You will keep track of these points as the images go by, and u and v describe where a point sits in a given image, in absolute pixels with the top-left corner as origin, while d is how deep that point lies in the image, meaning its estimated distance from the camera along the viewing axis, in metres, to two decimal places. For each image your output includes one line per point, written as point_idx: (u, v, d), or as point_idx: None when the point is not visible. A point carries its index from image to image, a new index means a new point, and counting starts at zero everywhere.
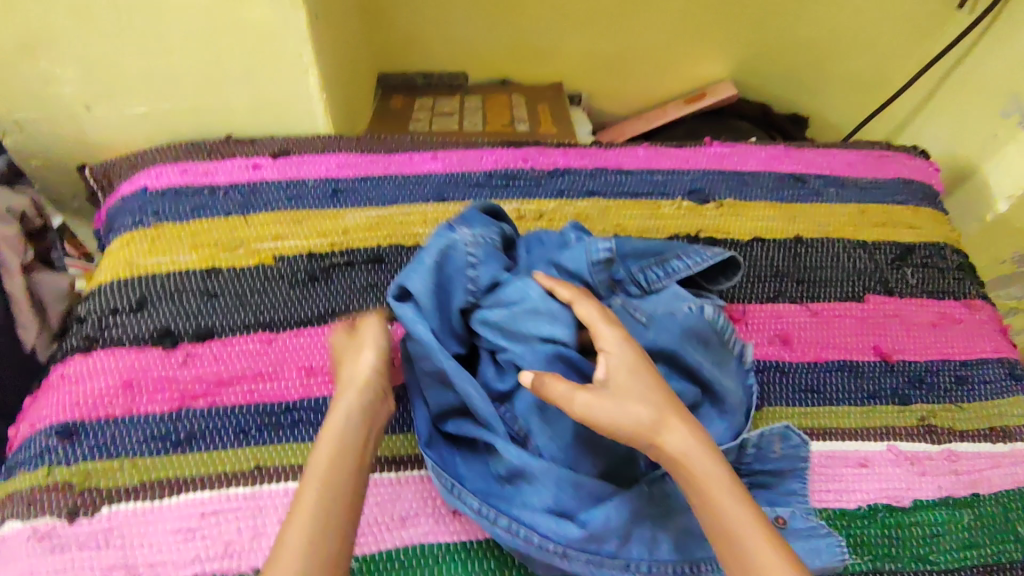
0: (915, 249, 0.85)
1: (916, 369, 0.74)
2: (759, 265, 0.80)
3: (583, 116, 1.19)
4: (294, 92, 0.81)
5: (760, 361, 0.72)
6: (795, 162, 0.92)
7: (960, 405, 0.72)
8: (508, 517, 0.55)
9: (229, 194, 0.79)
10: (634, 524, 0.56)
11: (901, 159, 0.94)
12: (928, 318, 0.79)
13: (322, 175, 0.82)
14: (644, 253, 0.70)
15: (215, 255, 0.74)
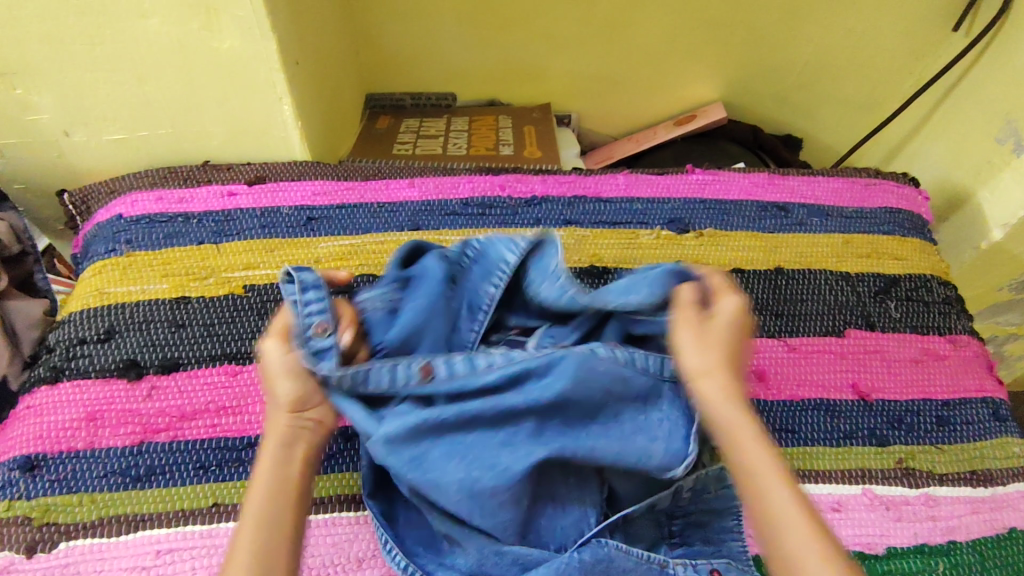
0: (900, 281, 0.83)
1: (896, 408, 0.72)
2: None
3: (571, 138, 1.18)
4: (270, 120, 0.81)
5: None
6: (779, 191, 0.90)
7: (940, 447, 0.70)
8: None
9: (202, 222, 0.79)
10: None
11: (889, 187, 0.92)
12: (910, 355, 0.77)
13: (297, 202, 0.81)
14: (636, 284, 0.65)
15: (186, 284, 0.74)
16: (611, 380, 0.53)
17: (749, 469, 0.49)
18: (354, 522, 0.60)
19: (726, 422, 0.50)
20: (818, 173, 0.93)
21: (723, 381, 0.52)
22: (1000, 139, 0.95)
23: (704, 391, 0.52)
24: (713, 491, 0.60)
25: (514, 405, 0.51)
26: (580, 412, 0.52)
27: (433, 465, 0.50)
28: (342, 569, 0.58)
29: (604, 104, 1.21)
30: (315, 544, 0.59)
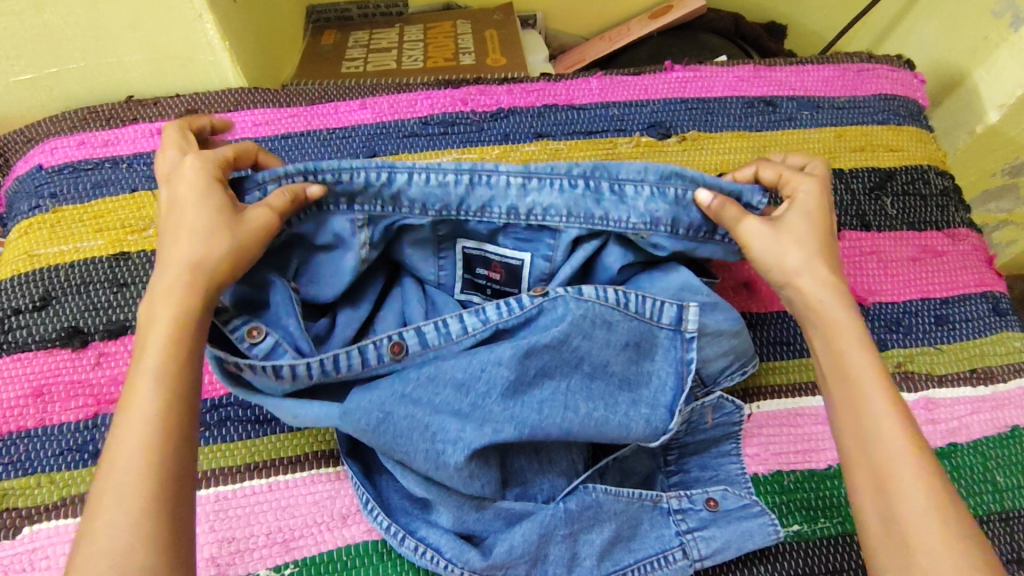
0: (896, 174, 0.78)
1: (893, 311, 0.69)
2: None
3: (538, 40, 1.08)
4: (194, 46, 0.71)
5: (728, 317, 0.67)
6: (766, 84, 0.82)
7: (938, 347, 0.68)
8: (414, 538, 0.51)
9: (133, 167, 0.71)
10: (546, 545, 0.50)
11: (882, 72, 0.85)
12: (907, 254, 0.73)
13: (237, 137, 0.74)
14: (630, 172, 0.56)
15: (122, 238, 0.67)
16: (594, 331, 0.51)
17: (843, 364, 0.50)
18: (335, 478, 0.57)
19: (834, 320, 0.51)
20: (807, 61, 0.85)
21: (817, 275, 0.52)
22: (997, 14, 0.89)
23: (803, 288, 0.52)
24: (709, 420, 0.58)
25: (484, 363, 0.49)
26: (558, 368, 0.51)
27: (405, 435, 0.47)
28: (326, 527, 0.55)
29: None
30: (294, 505, 0.55)
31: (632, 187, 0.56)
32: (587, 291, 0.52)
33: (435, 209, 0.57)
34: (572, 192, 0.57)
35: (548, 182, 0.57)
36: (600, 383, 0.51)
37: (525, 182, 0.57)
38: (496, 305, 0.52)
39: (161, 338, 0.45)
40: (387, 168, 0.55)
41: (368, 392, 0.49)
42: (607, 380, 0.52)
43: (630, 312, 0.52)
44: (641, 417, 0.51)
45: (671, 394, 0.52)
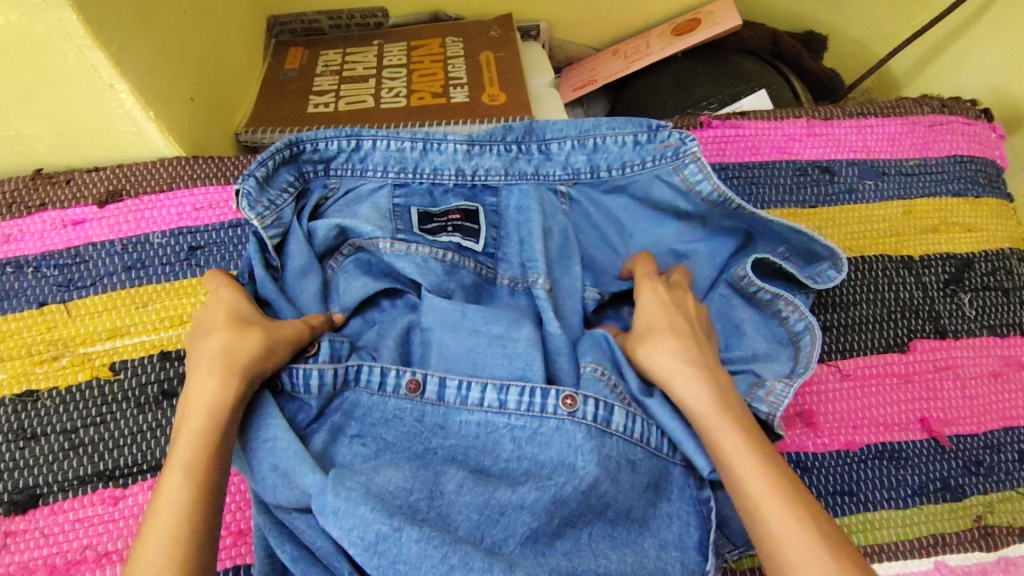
0: (974, 262, 0.65)
1: (972, 446, 0.58)
2: None
3: (542, 59, 0.91)
4: (109, 115, 0.55)
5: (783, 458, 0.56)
6: (820, 144, 0.69)
7: (1020, 492, 0.57)
8: None
9: (43, 270, 0.57)
10: None
11: (956, 126, 0.71)
12: (988, 367, 0.61)
13: (171, 226, 0.59)
14: (566, 129, 0.58)
15: (29, 371, 0.54)
16: (620, 474, 0.46)
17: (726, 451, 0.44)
18: None
19: (701, 414, 0.46)
20: (869, 112, 0.71)
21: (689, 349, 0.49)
22: None
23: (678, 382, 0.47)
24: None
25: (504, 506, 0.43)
26: (583, 516, 0.44)
27: (411, 562, 0.40)
28: None
29: (580, 6, 0.92)
30: None
31: (557, 144, 0.58)
32: (615, 422, 0.47)
33: (393, 172, 0.57)
34: (511, 154, 0.58)
35: (489, 147, 0.58)
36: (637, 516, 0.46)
37: (469, 148, 0.58)
38: (520, 393, 0.47)
39: (212, 382, 0.43)
40: (356, 134, 0.56)
41: (368, 495, 0.42)
42: (627, 524, 0.45)
43: (650, 448, 0.48)
44: (674, 560, 0.45)
45: (696, 534, 0.47)
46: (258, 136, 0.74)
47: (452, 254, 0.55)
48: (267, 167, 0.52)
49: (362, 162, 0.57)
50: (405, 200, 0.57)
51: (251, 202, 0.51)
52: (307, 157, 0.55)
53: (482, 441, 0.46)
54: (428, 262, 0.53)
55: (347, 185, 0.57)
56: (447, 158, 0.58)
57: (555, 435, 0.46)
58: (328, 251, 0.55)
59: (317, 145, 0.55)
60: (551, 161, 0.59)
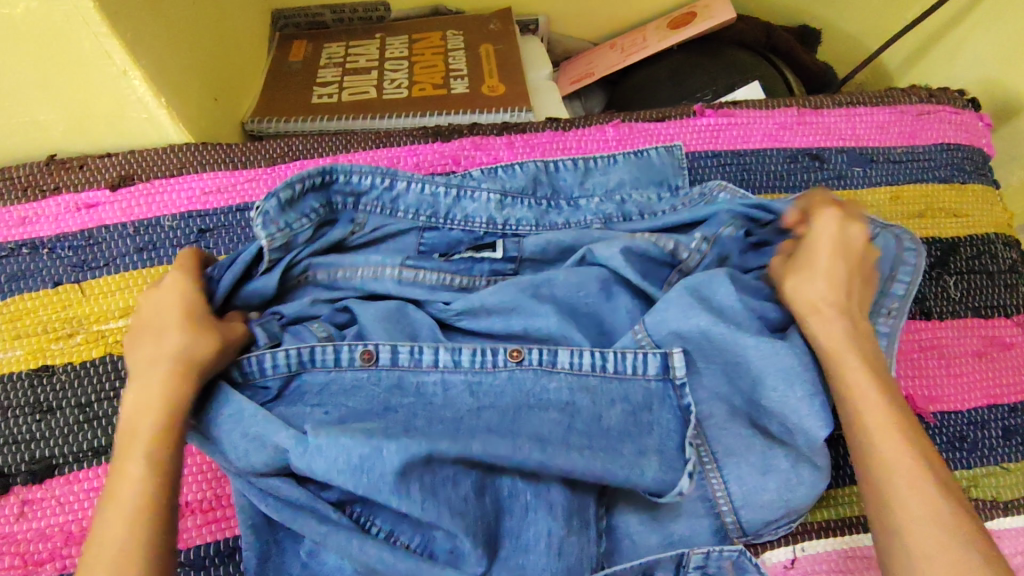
0: (960, 246, 0.67)
1: (956, 423, 0.60)
2: None
3: (541, 52, 0.93)
4: (124, 101, 0.58)
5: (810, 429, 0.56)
6: (811, 132, 0.71)
7: (1003, 466, 0.59)
8: None
9: (59, 251, 0.59)
10: None
11: (943, 115, 0.74)
12: (972, 347, 0.63)
13: (182, 209, 0.61)
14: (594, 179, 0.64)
15: (44, 348, 0.56)
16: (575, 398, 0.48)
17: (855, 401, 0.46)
18: None
19: (833, 349, 0.48)
20: (858, 102, 0.73)
21: (835, 295, 0.50)
22: None
23: (818, 327, 0.49)
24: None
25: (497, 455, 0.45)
26: (553, 433, 0.47)
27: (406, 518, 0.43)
28: None
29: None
30: None
31: (584, 200, 0.63)
32: (561, 361, 0.50)
33: (424, 216, 0.59)
34: (540, 208, 0.62)
35: (521, 200, 0.61)
36: (604, 429, 0.47)
37: (502, 199, 0.60)
38: (473, 353, 0.50)
39: (160, 381, 0.45)
40: (391, 174, 0.58)
41: (348, 429, 0.45)
42: (603, 437, 0.47)
43: (609, 373, 0.50)
44: (652, 462, 0.46)
45: (676, 436, 0.48)
46: (264, 126, 0.76)
47: (460, 279, 0.58)
48: (293, 188, 0.53)
49: (393, 202, 0.58)
50: (431, 244, 0.59)
51: (266, 222, 0.52)
52: (339, 187, 0.56)
53: (441, 398, 0.49)
54: (437, 289, 0.57)
55: (376, 222, 0.58)
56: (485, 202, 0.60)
57: (509, 386, 0.49)
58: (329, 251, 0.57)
59: (350, 177, 0.56)
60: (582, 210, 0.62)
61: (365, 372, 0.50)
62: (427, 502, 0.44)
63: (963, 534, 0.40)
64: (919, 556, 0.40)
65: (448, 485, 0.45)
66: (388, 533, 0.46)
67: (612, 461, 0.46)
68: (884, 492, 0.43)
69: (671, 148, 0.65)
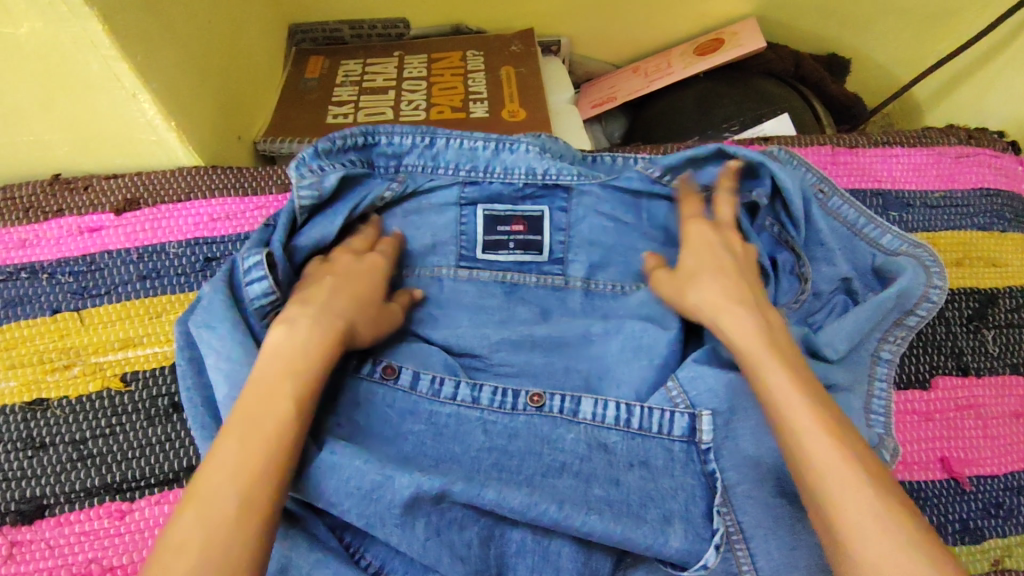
0: (998, 298, 0.64)
1: (993, 488, 0.57)
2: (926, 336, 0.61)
3: (563, 75, 0.91)
4: (132, 122, 0.55)
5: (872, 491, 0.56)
6: (845, 173, 0.68)
7: None
8: None
9: (58, 277, 0.57)
10: None
11: (983, 158, 0.71)
12: (1010, 407, 0.60)
13: (188, 236, 0.59)
14: (678, 167, 0.61)
15: (40, 379, 0.53)
16: (590, 454, 0.47)
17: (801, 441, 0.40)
18: None
19: (779, 393, 0.42)
20: (894, 143, 0.70)
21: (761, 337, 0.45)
22: None
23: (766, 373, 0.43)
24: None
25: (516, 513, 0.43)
26: (568, 495, 0.45)
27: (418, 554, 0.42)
28: None
29: (602, 23, 0.92)
30: None
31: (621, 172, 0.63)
32: (582, 411, 0.49)
33: (465, 170, 0.62)
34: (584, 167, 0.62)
35: (561, 158, 0.61)
36: (626, 485, 0.46)
37: (541, 151, 0.61)
38: (492, 391, 0.50)
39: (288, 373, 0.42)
40: (430, 132, 0.61)
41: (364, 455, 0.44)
42: (624, 502, 0.45)
43: (632, 429, 0.49)
44: (677, 531, 0.44)
45: (702, 503, 0.46)
46: (276, 146, 0.74)
47: (512, 274, 0.60)
48: (333, 141, 0.57)
49: (434, 159, 0.61)
50: (471, 200, 0.62)
51: (301, 164, 0.55)
52: (380, 149, 0.60)
53: (453, 433, 0.48)
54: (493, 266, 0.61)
55: (416, 182, 0.61)
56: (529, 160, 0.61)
57: (523, 426, 0.48)
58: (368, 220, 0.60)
59: (392, 139, 0.60)
60: (623, 181, 0.61)
61: (379, 393, 0.49)
62: (429, 540, 0.43)
63: (885, 493, 0.37)
64: (859, 548, 0.36)
65: (453, 529, 0.44)
66: (377, 567, 0.45)
67: (634, 524, 0.43)
68: (803, 473, 0.39)
69: (724, 149, 0.60)
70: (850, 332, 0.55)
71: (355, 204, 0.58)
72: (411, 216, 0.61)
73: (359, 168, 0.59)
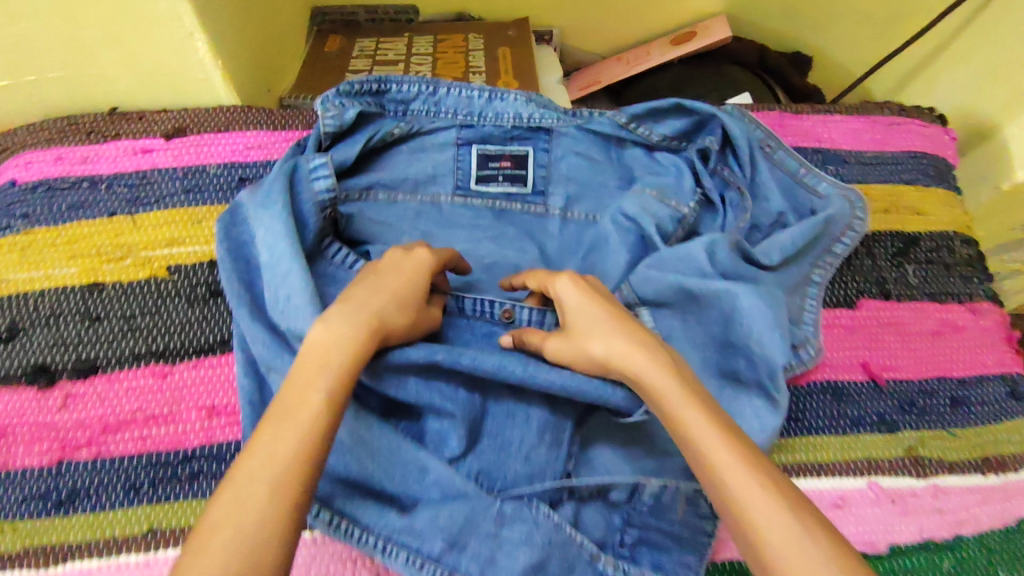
0: (920, 240, 0.74)
1: (909, 390, 0.66)
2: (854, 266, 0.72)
3: (553, 59, 1.03)
4: (185, 59, 0.66)
5: (802, 387, 0.65)
6: (792, 134, 0.79)
7: (951, 431, 0.65)
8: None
9: (114, 187, 0.67)
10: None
11: (913, 126, 0.81)
12: (928, 327, 0.70)
13: (226, 159, 0.69)
14: (644, 117, 0.71)
15: (97, 267, 0.63)
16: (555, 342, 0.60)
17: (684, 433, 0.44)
18: (311, 541, 0.56)
19: (658, 387, 0.46)
20: (835, 111, 0.81)
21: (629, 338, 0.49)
22: None
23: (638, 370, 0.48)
24: (679, 510, 0.56)
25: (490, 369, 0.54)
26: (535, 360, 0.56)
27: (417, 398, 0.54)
28: None
29: (589, 16, 1.04)
30: None
31: (599, 118, 0.71)
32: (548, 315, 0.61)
33: (462, 115, 0.72)
34: (564, 113, 0.71)
35: (545, 106, 0.71)
36: None
37: (527, 100, 0.71)
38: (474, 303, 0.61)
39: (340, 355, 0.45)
40: (434, 82, 0.71)
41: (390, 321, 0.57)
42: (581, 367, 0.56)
43: None
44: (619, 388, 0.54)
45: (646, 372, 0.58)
46: (299, 102, 0.85)
47: (500, 202, 0.71)
48: (351, 86, 0.67)
49: (436, 105, 0.72)
50: (467, 140, 0.72)
51: (325, 100, 0.66)
52: (390, 96, 0.70)
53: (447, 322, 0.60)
54: (488, 194, 0.71)
55: (421, 123, 0.71)
56: (516, 107, 0.71)
57: (502, 323, 0.61)
58: (381, 153, 0.71)
59: (400, 87, 0.70)
60: (596, 125, 0.71)
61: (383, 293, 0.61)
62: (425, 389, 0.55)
63: (802, 514, 0.39)
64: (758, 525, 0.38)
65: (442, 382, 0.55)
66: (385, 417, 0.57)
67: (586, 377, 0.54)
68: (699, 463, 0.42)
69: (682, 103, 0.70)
70: (784, 245, 0.64)
71: (368, 136, 0.69)
72: (416, 152, 0.71)
73: (371, 108, 0.69)
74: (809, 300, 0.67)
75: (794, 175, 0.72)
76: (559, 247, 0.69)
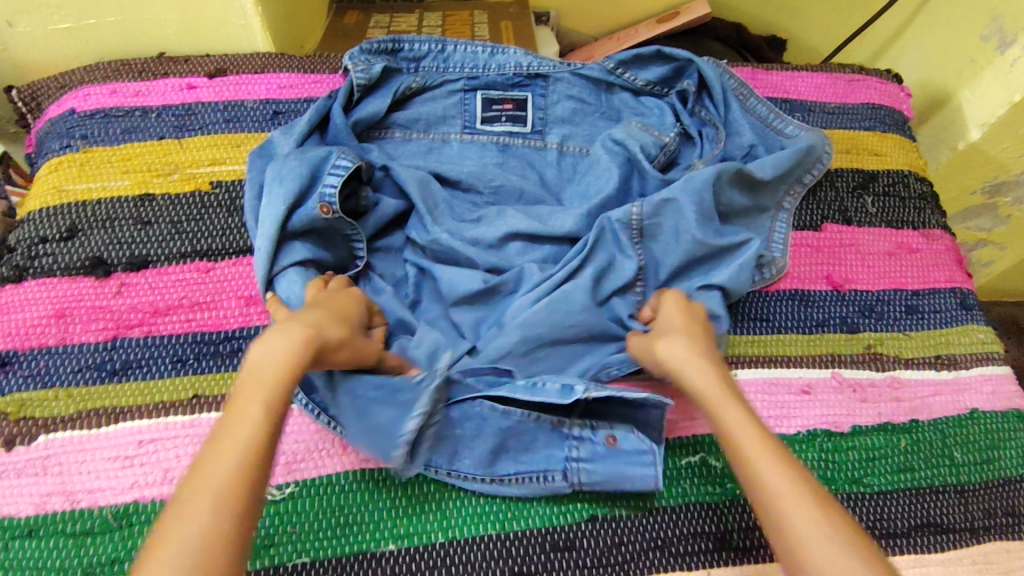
0: (878, 176, 0.83)
1: (867, 298, 0.75)
2: (819, 196, 0.80)
3: (551, 36, 1.12)
4: (227, 7, 0.75)
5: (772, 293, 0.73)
6: (763, 87, 0.88)
7: (907, 333, 0.73)
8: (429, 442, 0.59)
9: (162, 116, 0.75)
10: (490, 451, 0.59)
11: (872, 83, 0.91)
12: (885, 249, 0.78)
13: (261, 97, 0.78)
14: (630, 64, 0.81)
15: (149, 182, 0.71)
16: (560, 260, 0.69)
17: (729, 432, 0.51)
18: None
19: (707, 393, 0.54)
20: (800, 69, 0.91)
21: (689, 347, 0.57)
22: (984, 37, 0.93)
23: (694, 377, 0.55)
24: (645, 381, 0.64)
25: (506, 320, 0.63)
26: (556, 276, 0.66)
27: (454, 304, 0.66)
28: (327, 454, 0.61)
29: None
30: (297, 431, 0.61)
31: (590, 70, 0.81)
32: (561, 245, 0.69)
33: (469, 67, 0.80)
34: (557, 66, 0.81)
35: (542, 61, 0.81)
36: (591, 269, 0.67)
37: (525, 54, 0.81)
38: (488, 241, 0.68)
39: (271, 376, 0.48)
40: (442, 42, 0.80)
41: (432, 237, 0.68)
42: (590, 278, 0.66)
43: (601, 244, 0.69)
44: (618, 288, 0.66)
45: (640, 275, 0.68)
46: None
47: (504, 138, 0.79)
48: (372, 44, 0.77)
49: (446, 61, 0.81)
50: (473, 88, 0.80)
51: (353, 57, 0.75)
52: (404, 54, 0.79)
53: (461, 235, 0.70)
54: (494, 129, 0.79)
55: (433, 77, 0.80)
56: (516, 59, 0.81)
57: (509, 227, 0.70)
58: (400, 102, 0.79)
59: (412, 46, 0.79)
60: (586, 71, 0.81)
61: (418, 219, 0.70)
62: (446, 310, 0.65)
63: (827, 508, 0.44)
64: (783, 515, 0.45)
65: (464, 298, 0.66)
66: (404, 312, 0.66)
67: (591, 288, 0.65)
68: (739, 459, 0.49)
69: (661, 49, 0.80)
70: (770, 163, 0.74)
71: (391, 90, 0.77)
72: (430, 99, 0.79)
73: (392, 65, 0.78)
74: (779, 224, 0.76)
75: (765, 120, 0.81)
76: (556, 174, 0.78)
